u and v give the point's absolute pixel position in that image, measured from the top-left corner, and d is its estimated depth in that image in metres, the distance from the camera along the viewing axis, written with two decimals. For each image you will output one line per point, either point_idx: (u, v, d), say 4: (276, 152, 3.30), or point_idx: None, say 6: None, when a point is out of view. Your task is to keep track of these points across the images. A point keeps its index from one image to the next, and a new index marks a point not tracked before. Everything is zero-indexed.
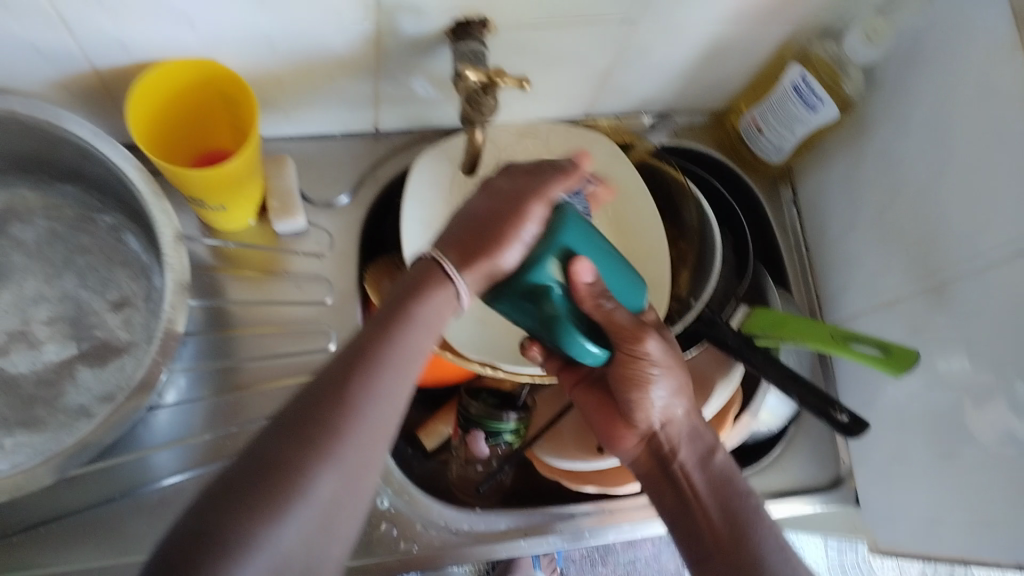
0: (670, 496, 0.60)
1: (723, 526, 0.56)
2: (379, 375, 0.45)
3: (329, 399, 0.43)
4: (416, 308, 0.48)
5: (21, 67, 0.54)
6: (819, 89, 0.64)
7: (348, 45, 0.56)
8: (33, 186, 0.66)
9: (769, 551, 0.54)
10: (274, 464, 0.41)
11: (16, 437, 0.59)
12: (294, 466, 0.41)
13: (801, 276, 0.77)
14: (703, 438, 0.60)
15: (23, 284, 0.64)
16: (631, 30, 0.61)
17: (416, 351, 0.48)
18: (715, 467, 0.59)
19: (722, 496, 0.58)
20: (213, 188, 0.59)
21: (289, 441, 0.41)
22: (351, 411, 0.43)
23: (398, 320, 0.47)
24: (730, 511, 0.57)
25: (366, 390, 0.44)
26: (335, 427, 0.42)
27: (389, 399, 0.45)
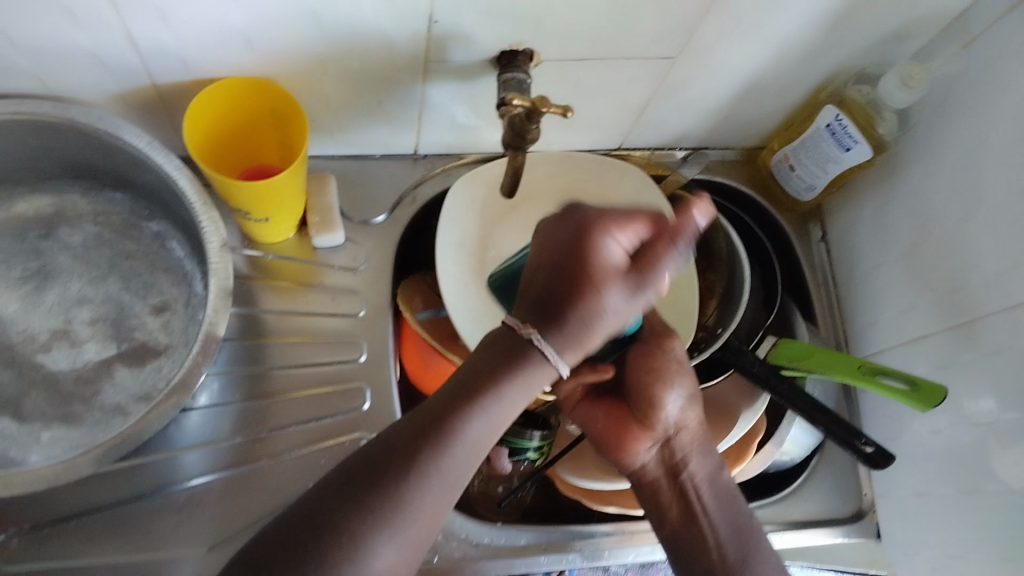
0: (675, 506, 0.61)
1: (732, 532, 0.60)
2: (465, 426, 0.50)
3: (410, 455, 0.48)
4: (505, 384, 0.51)
5: (83, 77, 0.56)
6: (852, 129, 0.66)
7: (398, 71, 0.59)
8: (84, 193, 0.69)
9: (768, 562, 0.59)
10: (370, 484, 0.47)
11: (53, 431, 0.61)
12: (387, 485, 0.47)
13: (827, 312, 0.78)
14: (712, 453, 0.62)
15: (68, 284, 0.66)
16: (670, 66, 0.63)
17: (500, 417, 0.51)
18: (723, 483, 0.62)
19: (728, 504, 0.61)
20: (260, 201, 0.61)
21: (384, 475, 0.47)
22: (438, 449, 0.49)
23: (489, 381, 0.50)
24: (737, 523, 0.60)
25: (456, 433, 0.49)
26: (422, 466, 0.48)
27: (465, 457, 0.50)
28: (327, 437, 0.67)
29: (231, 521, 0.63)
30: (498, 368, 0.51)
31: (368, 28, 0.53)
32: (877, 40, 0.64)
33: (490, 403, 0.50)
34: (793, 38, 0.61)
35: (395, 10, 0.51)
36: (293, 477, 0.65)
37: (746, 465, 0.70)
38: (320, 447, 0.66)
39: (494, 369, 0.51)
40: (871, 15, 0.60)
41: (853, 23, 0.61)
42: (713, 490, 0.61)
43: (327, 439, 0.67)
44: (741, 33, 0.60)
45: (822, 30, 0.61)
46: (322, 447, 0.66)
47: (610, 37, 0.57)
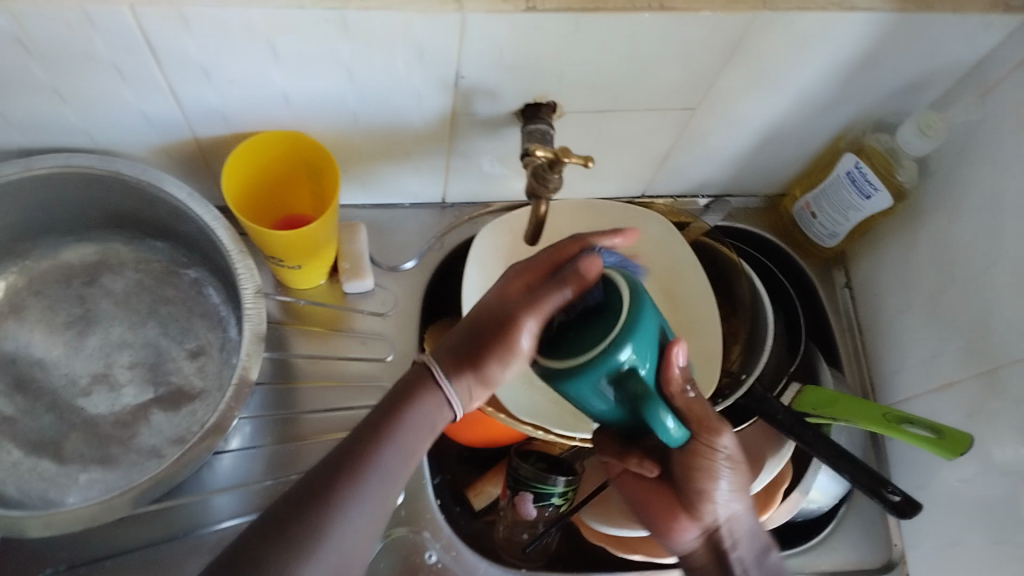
0: None
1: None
2: (389, 448, 0.52)
3: (325, 497, 0.48)
4: (409, 413, 0.53)
5: (130, 131, 0.59)
6: (873, 177, 0.66)
7: (426, 124, 0.61)
8: (127, 241, 0.72)
9: None
10: (310, 503, 0.48)
11: (90, 473, 0.63)
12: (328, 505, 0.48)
13: (853, 358, 0.77)
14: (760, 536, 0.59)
15: (109, 330, 0.69)
16: (691, 117, 0.64)
17: (407, 463, 0.52)
18: (771, 565, 0.59)
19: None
20: (293, 249, 0.63)
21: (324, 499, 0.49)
22: (367, 471, 0.50)
23: (410, 410, 0.53)
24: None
25: (376, 460, 0.51)
26: (353, 491, 0.49)
27: (378, 499, 0.50)
28: None
29: None
30: (407, 398, 0.53)
31: (398, 83, 0.56)
32: (894, 90, 0.65)
33: (413, 416, 0.53)
34: (811, 89, 0.63)
35: (423, 66, 0.54)
36: None
37: (773, 512, 0.70)
38: None
39: (404, 399, 0.53)
40: (887, 66, 0.61)
41: (869, 74, 0.62)
42: (759, 573, 0.58)
43: None
44: (759, 84, 0.61)
45: (839, 81, 0.62)
46: None
47: (630, 89, 0.59)
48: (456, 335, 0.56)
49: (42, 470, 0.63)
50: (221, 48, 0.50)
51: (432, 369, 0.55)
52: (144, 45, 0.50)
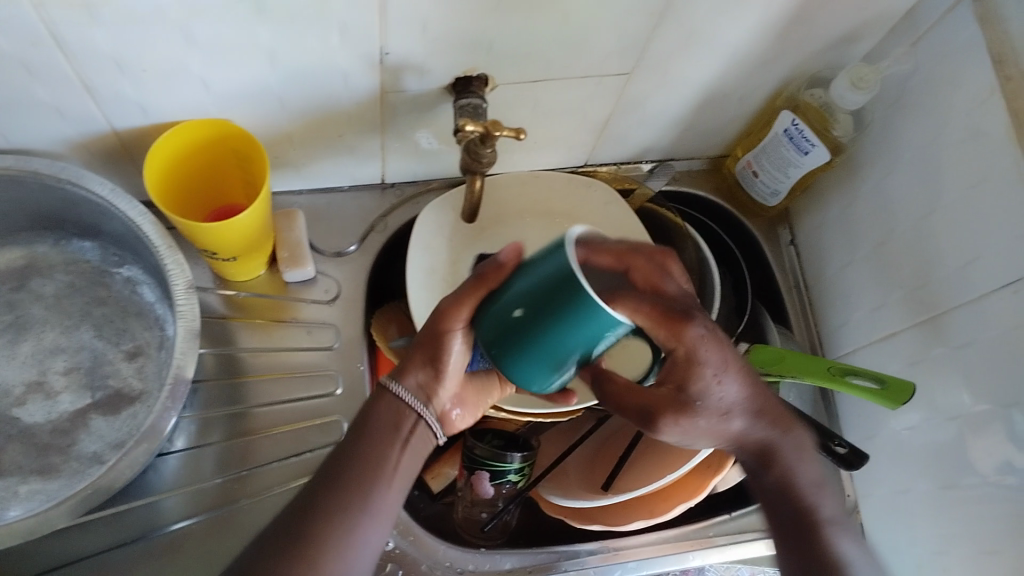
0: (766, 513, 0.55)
1: (795, 538, 0.53)
2: (358, 476, 0.50)
3: (335, 497, 0.50)
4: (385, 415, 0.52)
5: (43, 129, 0.56)
6: (810, 134, 0.66)
7: (356, 104, 0.59)
8: (53, 244, 0.69)
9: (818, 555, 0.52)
10: (301, 540, 0.48)
11: (31, 483, 0.61)
12: (302, 554, 0.47)
13: (801, 314, 0.78)
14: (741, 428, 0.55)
15: (41, 336, 0.66)
16: (626, 82, 0.63)
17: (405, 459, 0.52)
18: (782, 475, 0.54)
19: (780, 495, 0.54)
20: (224, 241, 0.61)
21: (290, 552, 0.48)
22: (343, 512, 0.49)
23: (375, 443, 0.51)
24: (796, 520, 0.54)
25: (347, 511, 0.49)
26: (342, 531, 0.49)
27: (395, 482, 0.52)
28: (308, 472, 0.67)
29: (215, 562, 0.63)
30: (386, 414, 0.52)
31: (323, 64, 0.54)
32: (826, 44, 0.65)
33: (376, 421, 0.52)
34: (743, 48, 0.62)
35: (347, 44, 0.52)
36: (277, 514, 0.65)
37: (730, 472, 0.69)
38: (301, 482, 0.66)
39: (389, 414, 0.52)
40: (816, 21, 0.61)
41: (800, 30, 0.62)
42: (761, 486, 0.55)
43: (309, 473, 0.67)
44: (692, 45, 0.60)
45: (771, 38, 0.62)
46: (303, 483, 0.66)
47: (563, 58, 0.58)
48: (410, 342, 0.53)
49: None
50: (129, 37, 0.48)
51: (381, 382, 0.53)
52: (48, 40, 0.47)
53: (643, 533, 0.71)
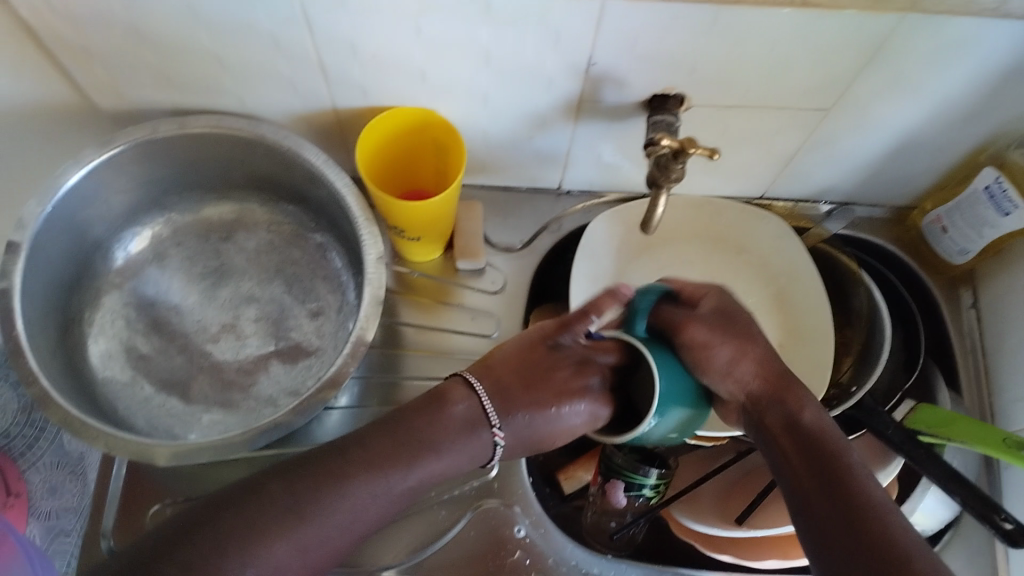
0: (782, 447, 0.55)
1: (835, 526, 0.49)
2: (376, 463, 0.53)
3: (338, 467, 0.52)
4: (439, 430, 0.56)
5: (277, 99, 0.63)
6: (1012, 193, 0.63)
7: (553, 108, 0.62)
8: (262, 203, 0.76)
9: (860, 514, 0.48)
10: (298, 489, 0.51)
11: (212, 414, 0.67)
12: (318, 491, 0.51)
13: (973, 381, 0.74)
14: (806, 424, 0.55)
15: (240, 284, 0.74)
16: (821, 118, 0.63)
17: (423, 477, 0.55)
18: (805, 425, 0.55)
19: (825, 478, 0.51)
20: (412, 220, 0.65)
21: (317, 488, 0.51)
22: (351, 487, 0.52)
23: (438, 433, 0.56)
24: (839, 496, 0.50)
25: (391, 468, 0.54)
26: (336, 496, 0.51)
27: (388, 492, 0.53)
28: None
29: None
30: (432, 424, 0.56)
31: (531, 68, 0.57)
32: None
33: (426, 428, 0.56)
34: (953, 97, 0.60)
35: (557, 51, 0.55)
36: None
37: None
38: None
39: (429, 419, 0.57)
40: None
41: (1018, 86, 0.59)
42: (808, 466, 0.52)
43: None
44: (898, 88, 0.59)
45: (985, 91, 0.60)
46: None
47: (760, 86, 0.58)
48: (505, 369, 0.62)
49: (169, 406, 0.68)
50: (366, 25, 0.53)
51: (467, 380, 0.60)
52: (299, 20, 0.53)
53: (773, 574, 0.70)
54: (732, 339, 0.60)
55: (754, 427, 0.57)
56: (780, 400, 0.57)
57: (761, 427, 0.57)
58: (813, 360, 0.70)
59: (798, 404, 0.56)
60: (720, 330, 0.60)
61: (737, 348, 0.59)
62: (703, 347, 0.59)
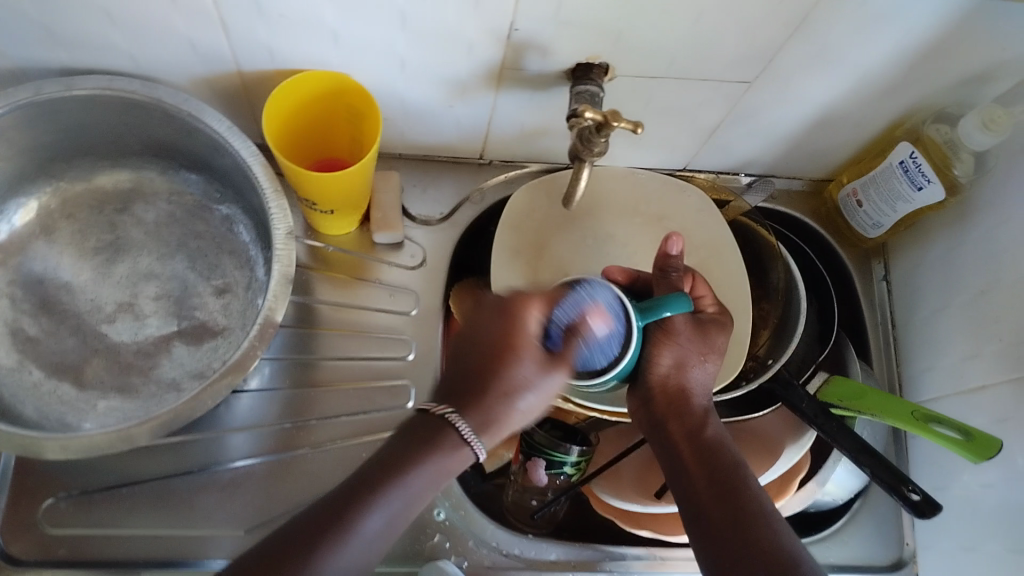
0: (683, 444, 0.56)
1: (724, 516, 0.51)
2: (336, 512, 0.47)
3: (314, 534, 0.47)
4: (424, 452, 0.49)
5: (174, 60, 0.58)
6: (926, 167, 0.65)
7: (474, 76, 0.59)
8: (161, 171, 0.71)
9: (755, 521, 0.51)
10: (272, 564, 0.45)
11: (110, 400, 0.63)
12: (288, 570, 0.45)
13: (883, 352, 0.76)
14: (695, 411, 0.57)
15: (137, 259, 0.68)
16: (745, 91, 0.62)
17: (425, 491, 0.50)
18: (706, 438, 0.56)
19: (717, 471, 0.54)
20: (327, 191, 0.62)
21: (283, 567, 0.45)
22: (357, 524, 0.47)
23: (405, 446, 0.50)
24: (728, 488, 0.53)
25: (350, 528, 0.47)
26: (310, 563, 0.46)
27: (394, 507, 0.49)
28: (368, 431, 0.67)
29: (271, 506, 0.64)
30: (418, 448, 0.49)
31: (452, 33, 0.54)
32: (956, 81, 0.62)
33: (427, 439, 0.50)
34: (873, 71, 0.61)
35: (479, 16, 0.52)
36: (332, 468, 0.65)
37: (790, 499, 0.69)
38: (361, 440, 0.67)
39: (415, 446, 0.50)
40: (951, 57, 0.59)
41: (934, 62, 0.60)
42: (699, 457, 0.55)
43: (370, 433, 0.67)
44: (821, 62, 0.59)
45: (902, 68, 0.60)
46: (363, 441, 0.67)
47: (686, 57, 0.57)
48: (461, 364, 0.53)
49: (61, 392, 0.63)
50: None
51: (430, 410, 0.51)
52: None
53: (692, 546, 0.70)
54: (707, 346, 0.58)
55: (648, 403, 0.57)
56: (678, 413, 0.56)
57: (653, 403, 0.57)
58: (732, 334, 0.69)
59: (697, 400, 0.57)
60: (696, 341, 0.58)
61: (700, 350, 0.58)
62: (666, 335, 0.56)
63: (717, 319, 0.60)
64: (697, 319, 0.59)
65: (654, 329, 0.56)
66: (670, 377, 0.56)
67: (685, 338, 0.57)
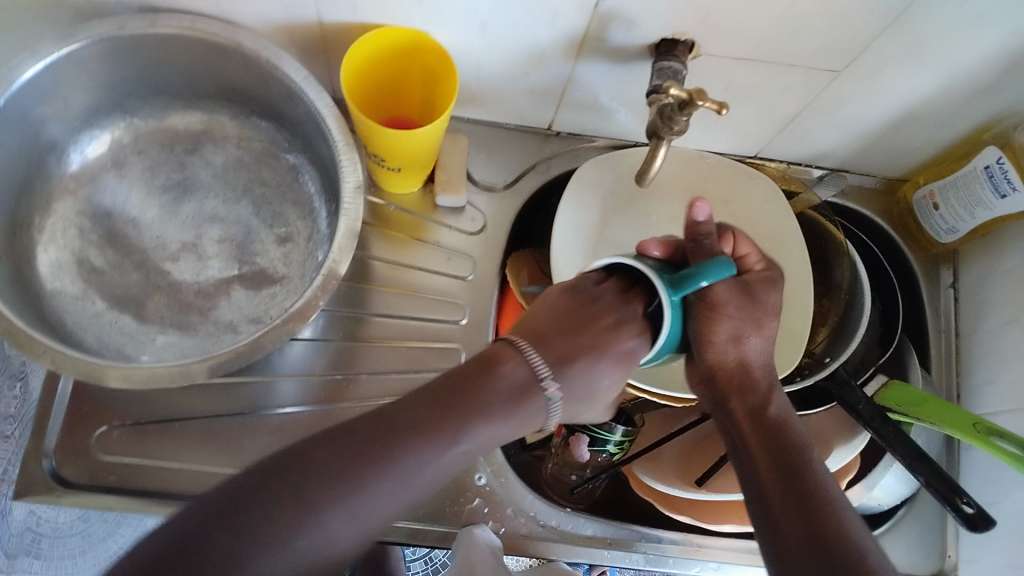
0: (744, 423, 0.55)
1: (784, 491, 0.50)
2: (425, 429, 0.46)
3: (400, 437, 0.45)
4: (497, 401, 0.48)
5: (257, 5, 0.58)
6: (1013, 174, 0.62)
7: (554, 44, 0.59)
8: (233, 116, 0.71)
9: (818, 497, 0.49)
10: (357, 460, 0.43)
11: (168, 335, 0.64)
12: (360, 473, 0.43)
13: (943, 361, 0.74)
14: (758, 387, 0.56)
15: (203, 201, 0.69)
16: (831, 80, 0.60)
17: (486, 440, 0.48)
18: (770, 416, 0.54)
19: (778, 448, 0.52)
20: (397, 150, 0.62)
21: (365, 460, 0.43)
22: (431, 448, 0.45)
23: (489, 393, 0.49)
24: (791, 465, 0.51)
25: (430, 446, 0.45)
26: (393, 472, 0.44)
27: (462, 452, 0.47)
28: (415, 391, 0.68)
29: None
30: (489, 393, 0.48)
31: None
32: None
33: (494, 387, 0.49)
34: (968, 70, 0.58)
35: None
36: None
37: None
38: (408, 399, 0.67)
39: (491, 395, 0.48)
40: None
41: None
42: (759, 430, 0.54)
43: None
44: (914, 56, 0.57)
45: (999, 69, 0.58)
46: None
47: (774, 41, 0.55)
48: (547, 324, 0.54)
49: (122, 324, 0.64)
50: None
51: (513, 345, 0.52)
52: None
53: (727, 536, 0.70)
54: (757, 313, 0.57)
55: (711, 378, 0.57)
56: (740, 391, 0.56)
57: (716, 377, 0.57)
58: (791, 329, 0.68)
59: (759, 380, 0.57)
60: (743, 307, 0.56)
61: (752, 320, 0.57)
62: (713, 311, 0.54)
63: (765, 281, 0.60)
64: (744, 282, 0.58)
65: (699, 307, 0.54)
66: (731, 356, 0.56)
67: (733, 299, 0.55)
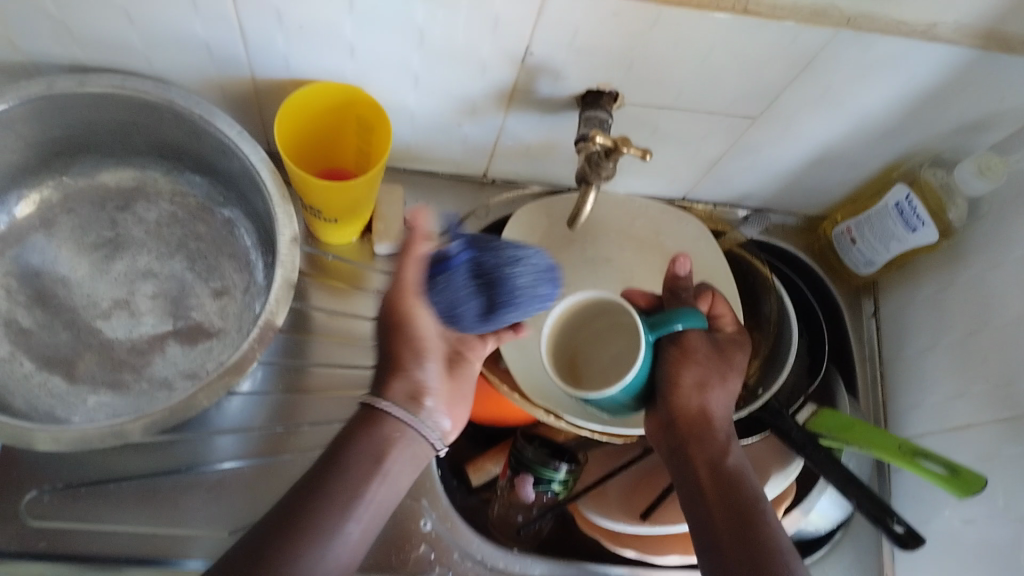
0: (704, 471, 0.56)
1: (735, 538, 0.52)
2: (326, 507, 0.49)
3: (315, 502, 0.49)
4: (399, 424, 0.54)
5: (189, 63, 0.59)
6: (921, 210, 0.66)
7: (484, 96, 0.60)
8: (166, 171, 0.71)
9: (770, 547, 0.51)
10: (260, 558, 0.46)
11: (100, 395, 0.63)
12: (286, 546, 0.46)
13: (869, 386, 0.77)
14: (717, 438, 0.58)
15: (136, 257, 0.68)
16: (748, 126, 0.64)
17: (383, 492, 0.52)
18: (727, 468, 0.56)
19: (732, 499, 0.54)
20: (332, 201, 0.62)
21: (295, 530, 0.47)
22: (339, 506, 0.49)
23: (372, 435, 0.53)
24: (745, 516, 0.53)
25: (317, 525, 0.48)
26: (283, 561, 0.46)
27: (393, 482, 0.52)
28: None
29: (254, 509, 0.63)
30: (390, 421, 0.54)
31: (466, 54, 0.55)
32: (952, 128, 0.64)
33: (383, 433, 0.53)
34: (871, 114, 0.62)
35: (495, 38, 0.53)
36: None
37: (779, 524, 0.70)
38: None
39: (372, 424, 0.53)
40: (948, 103, 0.61)
41: (934, 109, 0.62)
42: (720, 484, 0.55)
43: None
44: (822, 103, 0.61)
45: (900, 112, 0.62)
46: None
47: (693, 90, 0.58)
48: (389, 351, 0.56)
49: (52, 386, 0.62)
50: None
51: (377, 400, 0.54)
52: None
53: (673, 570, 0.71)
54: (725, 367, 0.60)
55: (669, 425, 0.59)
56: (700, 438, 0.57)
57: (676, 425, 0.58)
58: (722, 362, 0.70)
59: (720, 432, 0.58)
60: (716, 360, 0.60)
61: (720, 371, 0.60)
62: (683, 355, 0.59)
63: (734, 340, 0.63)
64: (715, 340, 0.62)
65: (671, 349, 0.59)
66: (692, 405, 0.58)
67: (695, 347, 0.59)
